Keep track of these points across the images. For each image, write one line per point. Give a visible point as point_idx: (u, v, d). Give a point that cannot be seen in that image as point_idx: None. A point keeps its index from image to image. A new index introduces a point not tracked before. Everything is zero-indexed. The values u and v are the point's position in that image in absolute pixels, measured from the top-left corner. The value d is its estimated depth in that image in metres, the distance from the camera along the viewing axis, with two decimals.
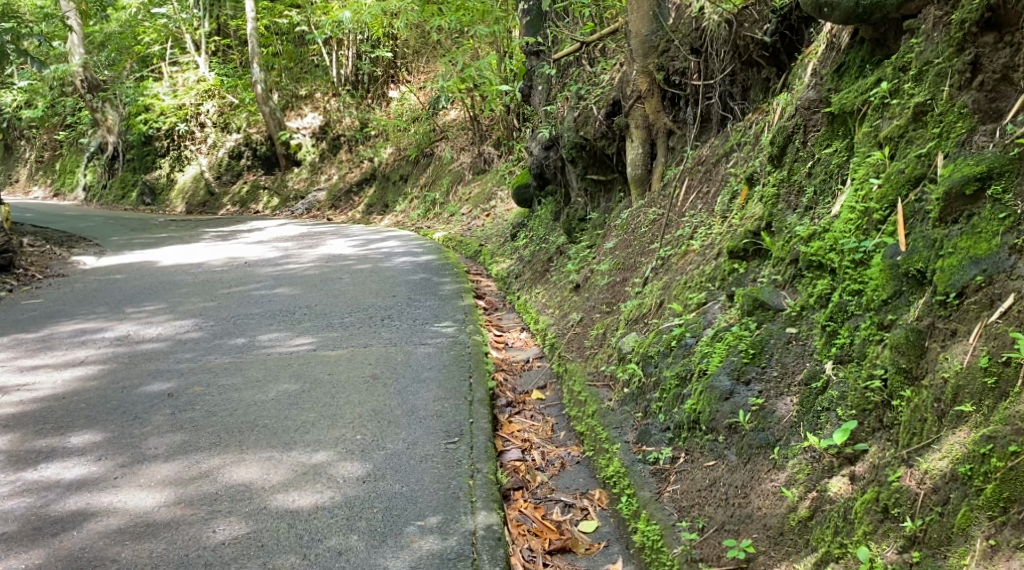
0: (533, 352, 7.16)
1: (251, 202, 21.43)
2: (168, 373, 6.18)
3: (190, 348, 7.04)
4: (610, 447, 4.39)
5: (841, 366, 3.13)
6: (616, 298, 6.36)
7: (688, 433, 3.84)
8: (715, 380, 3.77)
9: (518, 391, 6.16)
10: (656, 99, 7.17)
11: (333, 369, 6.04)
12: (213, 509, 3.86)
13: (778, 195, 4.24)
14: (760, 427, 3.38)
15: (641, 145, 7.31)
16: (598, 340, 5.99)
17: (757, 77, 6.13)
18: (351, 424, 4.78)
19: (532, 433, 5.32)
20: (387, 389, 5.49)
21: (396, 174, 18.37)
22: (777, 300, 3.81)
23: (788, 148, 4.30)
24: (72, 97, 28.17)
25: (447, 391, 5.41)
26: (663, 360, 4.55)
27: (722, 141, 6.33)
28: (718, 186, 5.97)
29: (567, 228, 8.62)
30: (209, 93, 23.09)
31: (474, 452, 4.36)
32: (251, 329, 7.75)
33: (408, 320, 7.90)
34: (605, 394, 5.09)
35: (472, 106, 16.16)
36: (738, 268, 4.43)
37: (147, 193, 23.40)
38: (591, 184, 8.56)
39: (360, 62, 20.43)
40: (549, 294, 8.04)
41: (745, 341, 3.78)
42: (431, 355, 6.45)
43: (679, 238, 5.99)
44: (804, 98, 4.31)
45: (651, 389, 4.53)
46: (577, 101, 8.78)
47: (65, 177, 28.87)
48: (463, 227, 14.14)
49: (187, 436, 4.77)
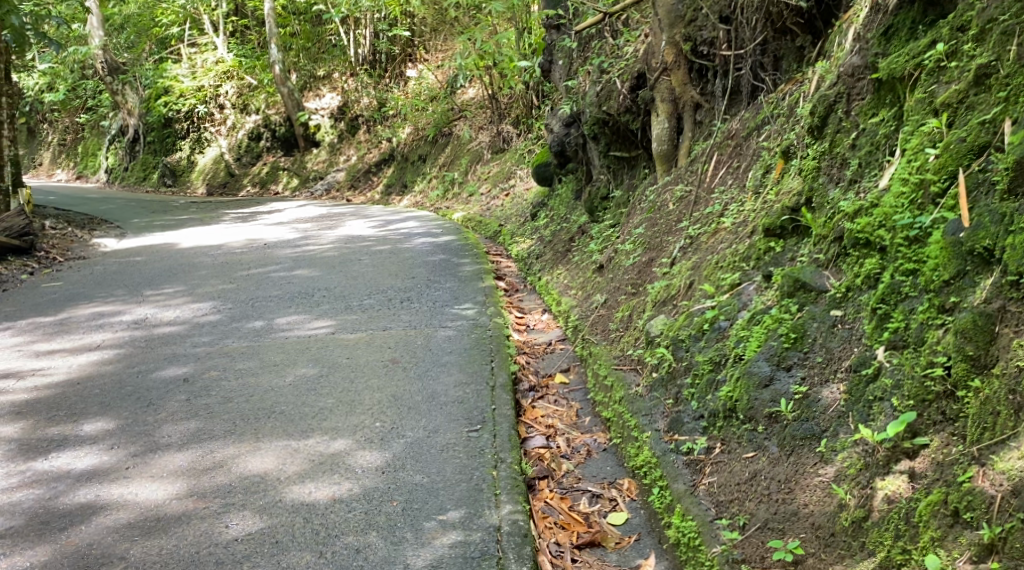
0: (555, 334, 6.95)
1: (271, 183, 21.33)
2: (184, 358, 6.01)
3: (207, 332, 6.87)
4: (640, 436, 4.18)
5: (895, 352, 2.89)
6: (641, 279, 6.12)
7: (724, 422, 3.62)
8: (754, 366, 3.56)
9: (540, 375, 5.96)
10: (683, 71, 6.92)
11: (352, 353, 5.85)
12: (226, 502, 3.68)
13: (819, 168, 4.00)
14: (805, 417, 3.16)
15: (666, 120, 7.08)
16: (624, 322, 5.75)
17: (790, 46, 5.95)
18: (370, 410, 4.59)
19: (557, 419, 5.13)
20: (406, 373, 5.30)
21: (415, 153, 18.14)
22: (820, 280, 3.57)
23: (830, 118, 4.04)
24: (92, 81, 28.13)
25: (468, 376, 5.21)
26: (695, 344, 4.33)
27: (753, 113, 6.07)
28: (749, 161, 5.72)
29: (589, 207, 8.43)
30: (227, 74, 22.97)
31: (497, 441, 4.15)
32: (269, 312, 7.58)
33: (427, 302, 7.72)
34: (632, 378, 4.87)
35: (491, 84, 15.88)
36: (774, 246, 4.24)
37: (167, 175, 23.32)
38: (614, 161, 8.31)
39: (378, 41, 20.18)
40: (571, 275, 7.82)
41: (786, 324, 3.56)
42: (450, 338, 6.25)
43: (708, 216, 5.75)
44: (848, 64, 4.05)
45: (682, 375, 4.31)
46: (599, 75, 8.49)
47: (87, 161, 28.93)
48: (482, 208, 13.92)
49: (201, 424, 4.59)
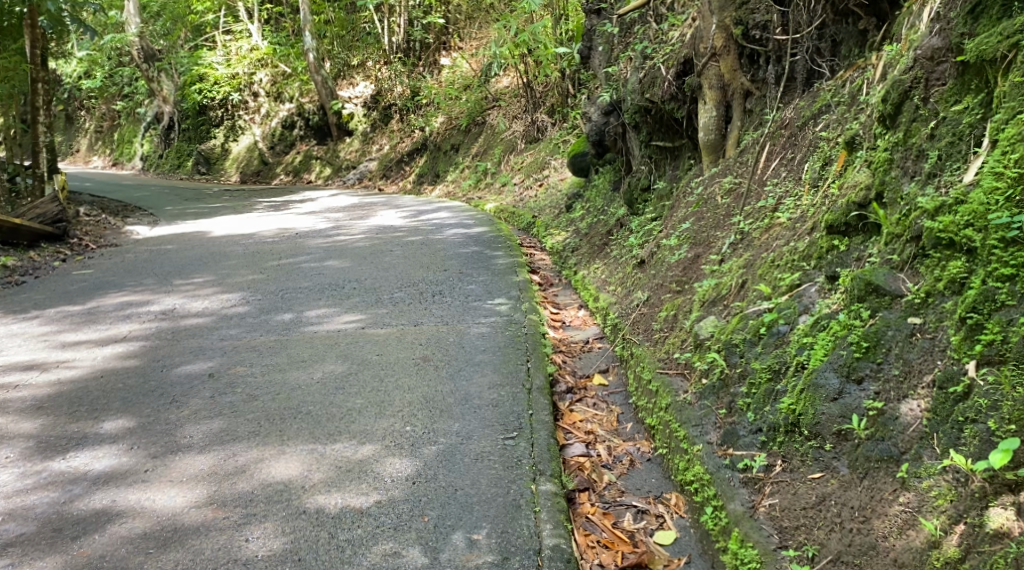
0: (592, 332, 6.66)
1: (304, 172, 21.21)
2: (210, 352, 5.78)
3: (235, 324, 6.65)
4: (689, 448, 3.87)
5: (991, 368, 2.63)
6: (687, 276, 5.80)
7: (785, 437, 3.32)
8: (820, 377, 3.26)
9: (577, 375, 5.68)
10: (733, 56, 6.56)
11: (382, 350, 5.60)
12: (247, 513, 3.43)
13: (891, 159, 3.69)
14: (879, 436, 2.88)
15: (714, 107, 6.75)
16: (668, 322, 5.44)
17: (852, 30, 5.62)
18: (400, 413, 4.32)
19: (596, 425, 4.85)
20: (438, 373, 5.04)
21: (448, 142, 17.86)
22: (895, 285, 3.25)
23: (905, 106, 3.71)
24: (129, 68, 28.17)
25: (504, 377, 4.93)
26: (750, 350, 4.03)
27: (809, 102, 5.74)
28: (804, 152, 5.38)
29: (629, 198, 8.16)
30: (262, 62, 22.83)
31: (536, 450, 3.87)
32: (299, 304, 7.36)
33: (460, 296, 7.46)
34: (679, 384, 4.56)
35: (525, 73, 15.52)
36: (837, 244, 3.95)
37: (201, 163, 23.27)
38: (656, 151, 7.98)
39: (412, 29, 19.93)
40: (610, 270, 7.51)
41: (858, 331, 3.26)
42: (484, 335, 5.98)
43: (760, 211, 5.43)
44: (926, 45, 3.70)
45: (736, 383, 4.02)
46: (642, 62, 8.15)
47: (124, 148, 28.99)
48: (515, 199, 13.63)
49: (226, 424, 4.27)
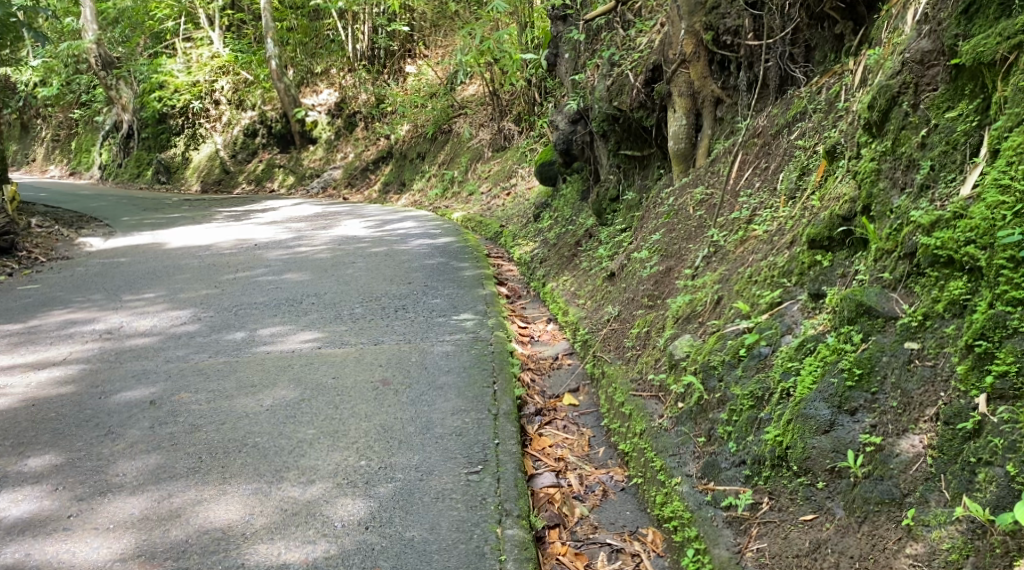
0: (562, 347, 6.37)
1: (266, 181, 20.76)
2: (153, 376, 5.40)
3: (183, 345, 6.27)
4: (667, 481, 3.59)
5: (1003, 403, 2.45)
6: (660, 290, 5.53)
7: (771, 472, 3.06)
8: (809, 407, 3.00)
9: (546, 395, 5.38)
10: (703, 63, 6.31)
11: (339, 372, 5.27)
12: (180, 566, 3.10)
13: (879, 170, 3.45)
14: (878, 475, 2.67)
15: (684, 116, 6.52)
16: (641, 340, 5.16)
17: (828, 35, 5.41)
18: (355, 445, 4.00)
19: (567, 451, 4.56)
20: (398, 398, 4.71)
21: (414, 150, 17.54)
22: (890, 307, 3.00)
23: (892, 113, 3.48)
24: (86, 75, 27.48)
25: (468, 402, 4.61)
26: (729, 373, 3.76)
27: (783, 109, 5.51)
28: (780, 161, 5.15)
29: (597, 208, 7.87)
30: (223, 69, 22.32)
31: (502, 487, 3.56)
32: (253, 322, 6.99)
33: (423, 310, 7.14)
34: (654, 407, 4.27)
35: (491, 80, 15.24)
36: (821, 259, 3.71)
37: (161, 172, 22.69)
38: (624, 160, 7.74)
39: (376, 37, 19.52)
40: (579, 283, 7.24)
41: (849, 357, 3.00)
42: (448, 355, 5.66)
43: (735, 222, 5.19)
44: (915, 48, 3.47)
45: (715, 408, 3.73)
46: (610, 69, 7.90)
47: (81, 157, 28.25)
48: (482, 208, 13.34)
49: (163, 459, 3.91)
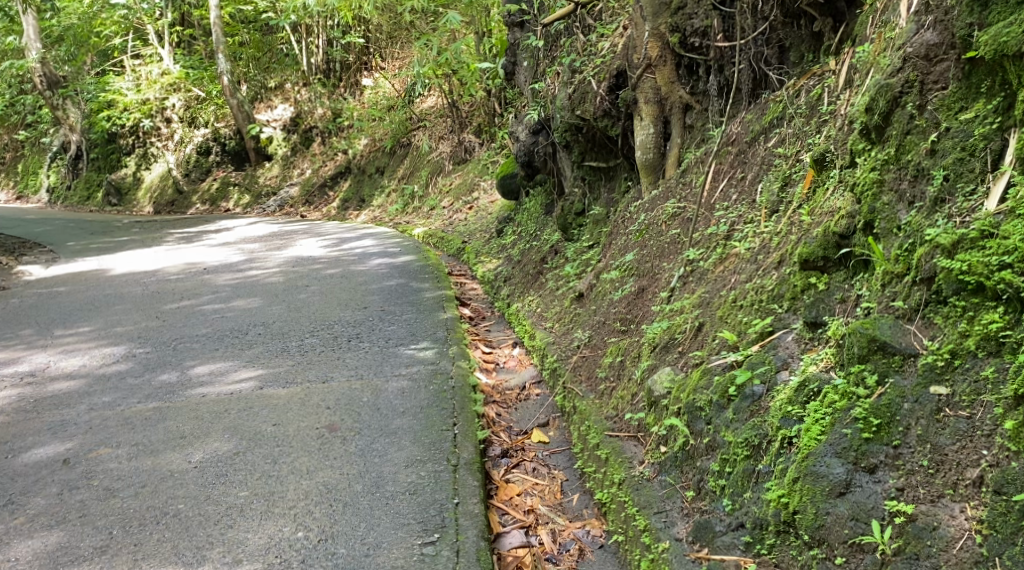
0: (529, 374, 5.90)
1: (221, 200, 20.01)
2: (71, 427, 4.85)
3: (111, 388, 5.68)
4: (652, 545, 3.15)
5: None
6: (632, 313, 5.07)
7: (776, 539, 2.64)
8: (818, 462, 2.58)
9: (513, 432, 4.90)
10: (670, 67, 5.95)
11: (280, 418, 4.73)
12: None
13: (881, 181, 3.04)
14: (913, 554, 2.30)
15: (651, 124, 6.09)
16: (615, 371, 4.69)
17: (804, 34, 5.03)
18: (294, 513, 3.54)
19: (537, 499, 4.11)
20: (346, 447, 4.21)
21: (373, 165, 17.13)
22: (909, 342, 2.58)
23: (894, 116, 3.05)
24: (31, 95, 26.43)
25: (424, 450, 4.12)
26: (719, 415, 3.30)
27: (757, 115, 5.12)
28: (757, 172, 4.75)
29: (562, 223, 7.40)
30: (174, 87, 21.11)
31: (462, 562, 3.19)
32: (192, 358, 6.43)
33: (379, 340, 6.63)
34: (634, 451, 3.83)
35: (450, 92, 14.80)
36: (815, 283, 3.29)
37: (112, 194, 21.84)
38: (589, 172, 7.36)
39: (331, 50, 18.95)
40: (545, 303, 6.77)
41: (863, 403, 2.58)
42: (403, 392, 5.14)
43: (711, 238, 4.76)
44: (918, 41, 3.06)
45: (704, 456, 3.29)
46: (571, 76, 7.46)
47: (27, 180, 27.18)
48: (444, 222, 12.86)
49: (67, 536, 3.51)
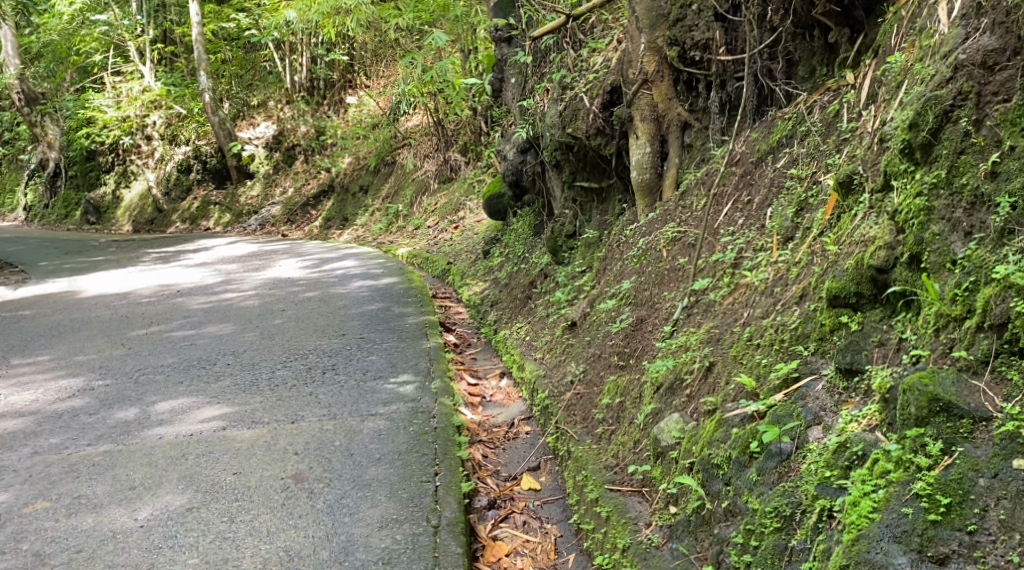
0: (518, 410, 5.44)
1: (201, 219, 19.52)
2: (8, 475, 4.35)
3: (60, 429, 5.18)
4: None
5: None
6: (631, 347, 4.62)
7: None
8: (873, 548, 2.23)
9: (501, 478, 4.43)
10: (667, 83, 5.57)
11: (242, 464, 4.25)
12: None
13: (929, 208, 2.68)
14: None
15: (647, 143, 5.66)
16: (613, 413, 4.25)
17: (815, 46, 4.64)
18: None
19: (527, 560, 3.66)
20: (315, 501, 3.76)
21: (356, 184, 16.70)
22: (979, 403, 2.28)
23: (944, 134, 2.71)
24: (10, 111, 25.86)
25: (403, 506, 3.68)
26: (739, 475, 2.86)
27: (764, 133, 4.72)
28: (765, 195, 4.33)
29: (551, 246, 6.98)
30: (154, 104, 20.37)
31: None
32: (153, 392, 5.92)
33: (355, 372, 6.15)
34: (638, 509, 3.39)
35: (436, 110, 14.40)
36: (847, 322, 2.86)
37: (90, 212, 21.37)
38: (580, 192, 6.95)
39: (315, 67, 18.57)
40: (534, 331, 6.32)
41: (925, 477, 2.25)
42: (380, 435, 4.66)
43: (717, 266, 4.33)
44: (972, 46, 2.72)
45: (722, 522, 2.84)
46: (561, 92, 7.05)
47: (6, 198, 26.63)
48: (429, 242, 12.41)
49: None
